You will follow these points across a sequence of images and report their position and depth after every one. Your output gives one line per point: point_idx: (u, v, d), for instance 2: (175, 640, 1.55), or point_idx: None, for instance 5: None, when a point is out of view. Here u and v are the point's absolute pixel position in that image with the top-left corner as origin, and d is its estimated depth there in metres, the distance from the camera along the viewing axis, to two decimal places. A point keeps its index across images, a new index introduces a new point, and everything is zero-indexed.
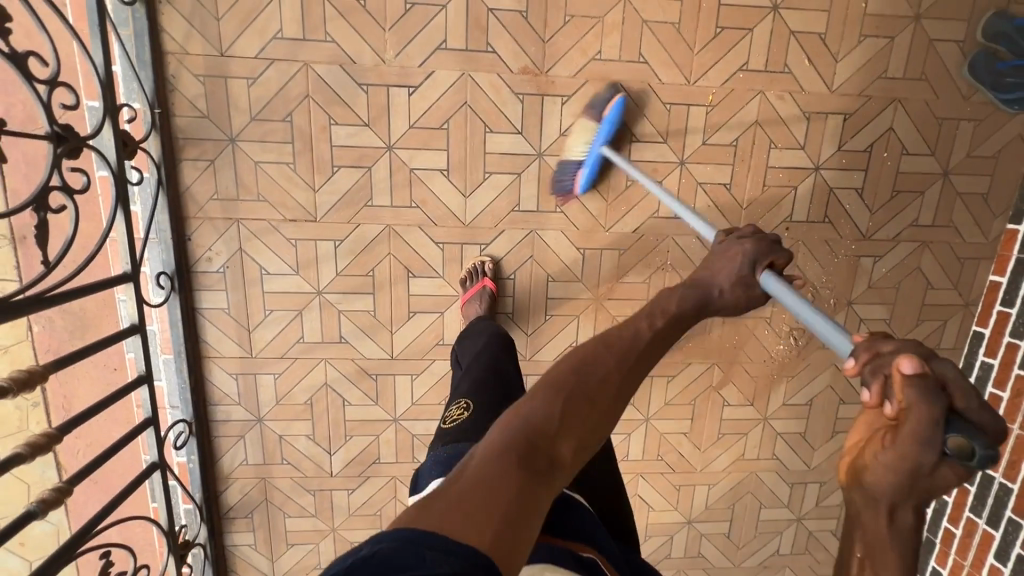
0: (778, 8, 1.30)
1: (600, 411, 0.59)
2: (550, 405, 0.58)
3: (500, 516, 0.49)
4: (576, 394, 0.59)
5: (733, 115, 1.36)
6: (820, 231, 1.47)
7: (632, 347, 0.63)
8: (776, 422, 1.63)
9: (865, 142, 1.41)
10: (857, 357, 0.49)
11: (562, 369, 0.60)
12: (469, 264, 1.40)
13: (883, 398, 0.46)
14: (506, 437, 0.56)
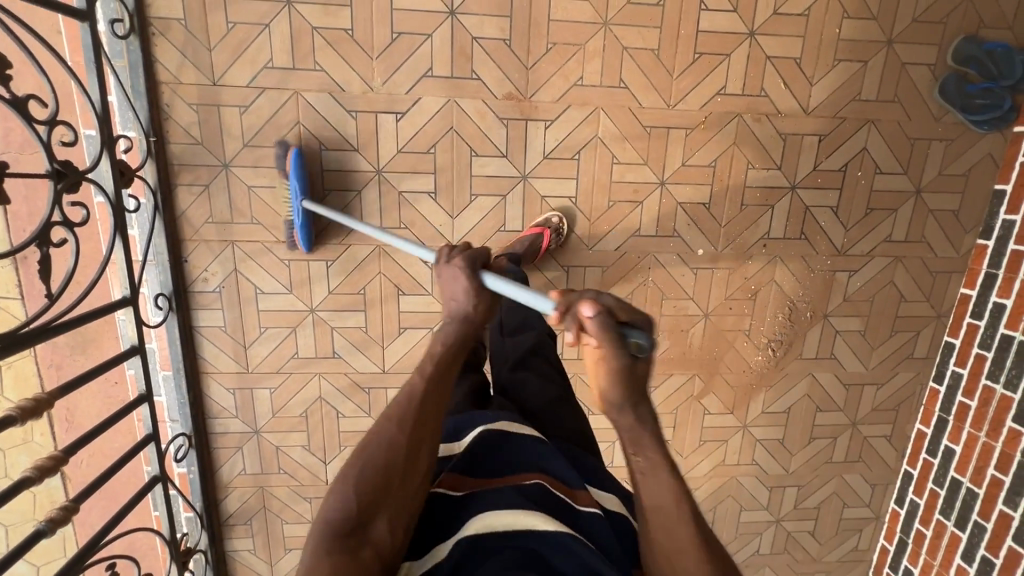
0: (754, 34, 1.34)
1: (395, 473, 0.62)
2: (348, 491, 0.61)
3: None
4: (366, 467, 0.62)
5: (711, 138, 1.40)
6: (796, 247, 1.52)
7: (408, 408, 0.67)
8: (756, 429, 1.70)
9: (840, 162, 1.46)
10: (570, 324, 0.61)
11: (353, 455, 0.64)
12: None
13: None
14: (316, 538, 0.59)
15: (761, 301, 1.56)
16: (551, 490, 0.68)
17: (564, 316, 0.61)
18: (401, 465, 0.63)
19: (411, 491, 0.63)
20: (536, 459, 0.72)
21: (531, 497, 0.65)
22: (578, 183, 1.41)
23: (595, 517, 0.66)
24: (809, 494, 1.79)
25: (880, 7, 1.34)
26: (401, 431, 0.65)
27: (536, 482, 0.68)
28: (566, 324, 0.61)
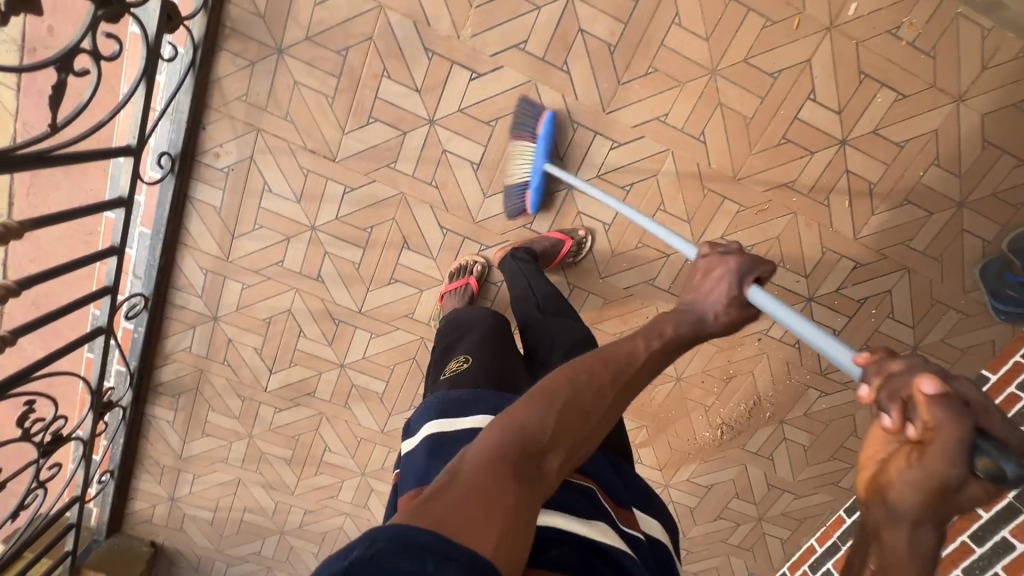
0: (845, 143, 1.30)
1: (591, 425, 0.57)
2: (539, 414, 0.54)
3: (499, 521, 0.45)
4: (567, 406, 0.56)
5: (760, 224, 1.37)
6: (786, 351, 1.56)
7: (626, 366, 0.60)
8: (675, 492, 1.77)
9: (862, 294, 1.47)
10: (868, 382, 0.49)
11: (551, 381, 0.58)
12: (462, 259, 1.40)
13: (904, 422, 0.45)
14: (497, 440, 0.52)
15: (733, 387, 1.59)
16: (602, 500, 0.70)
17: (882, 391, 0.48)
18: (606, 419, 0.58)
19: (586, 440, 0.57)
20: (587, 467, 0.73)
21: (588, 502, 0.65)
22: (618, 213, 1.37)
23: (638, 541, 0.69)
24: (693, 561, 1.89)
25: (969, 167, 1.32)
26: (612, 391, 0.59)
27: (591, 487, 0.69)
28: (883, 403, 0.47)
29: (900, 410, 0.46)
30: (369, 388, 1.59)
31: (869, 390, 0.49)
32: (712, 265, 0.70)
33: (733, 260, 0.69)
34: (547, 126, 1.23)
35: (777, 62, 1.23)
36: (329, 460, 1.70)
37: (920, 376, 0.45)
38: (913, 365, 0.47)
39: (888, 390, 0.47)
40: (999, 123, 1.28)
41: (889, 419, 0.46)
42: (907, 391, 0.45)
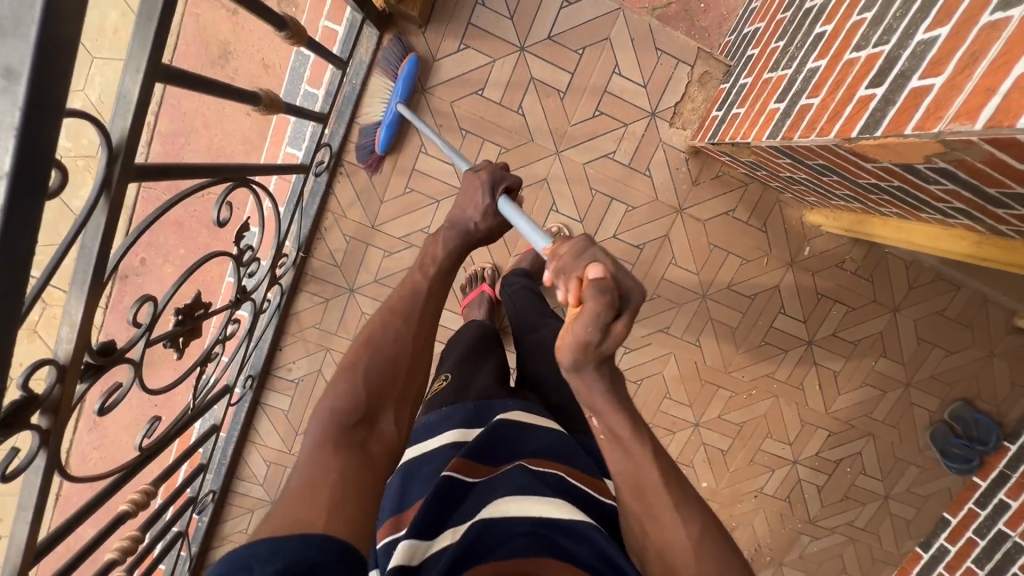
0: (812, 344, 1.61)
1: (400, 372, 0.70)
2: (350, 392, 0.65)
3: (329, 500, 0.53)
4: (370, 372, 0.68)
5: (748, 406, 1.66)
6: (779, 505, 1.77)
7: (411, 306, 0.76)
8: None
9: (838, 455, 1.73)
10: (550, 267, 0.60)
11: (347, 354, 0.70)
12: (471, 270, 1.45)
13: (568, 293, 0.57)
14: (321, 427, 0.62)
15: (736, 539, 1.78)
16: (574, 481, 0.73)
17: (558, 272, 0.58)
18: (409, 354, 0.71)
19: (401, 389, 0.69)
20: (549, 453, 0.77)
21: (543, 485, 0.70)
22: (631, 401, 1.63)
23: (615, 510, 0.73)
24: None
25: (910, 357, 1.64)
26: (408, 327, 0.73)
27: (549, 471, 0.74)
28: (560, 282, 0.58)
29: (571, 281, 0.57)
30: None
31: (550, 275, 0.59)
32: (473, 180, 0.86)
33: (485, 175, 0.86)
34: (410, 66, 1.24)
35: (755, 286, 1.53)
36: None
37: (588, 267, 0.56)
38: (576, 246, 0.58)
39: (552, 263, 0.60)
40: (929, 325, 1.61)
41: (563, 292, 0.58)
42: (579, 273, 0.56)
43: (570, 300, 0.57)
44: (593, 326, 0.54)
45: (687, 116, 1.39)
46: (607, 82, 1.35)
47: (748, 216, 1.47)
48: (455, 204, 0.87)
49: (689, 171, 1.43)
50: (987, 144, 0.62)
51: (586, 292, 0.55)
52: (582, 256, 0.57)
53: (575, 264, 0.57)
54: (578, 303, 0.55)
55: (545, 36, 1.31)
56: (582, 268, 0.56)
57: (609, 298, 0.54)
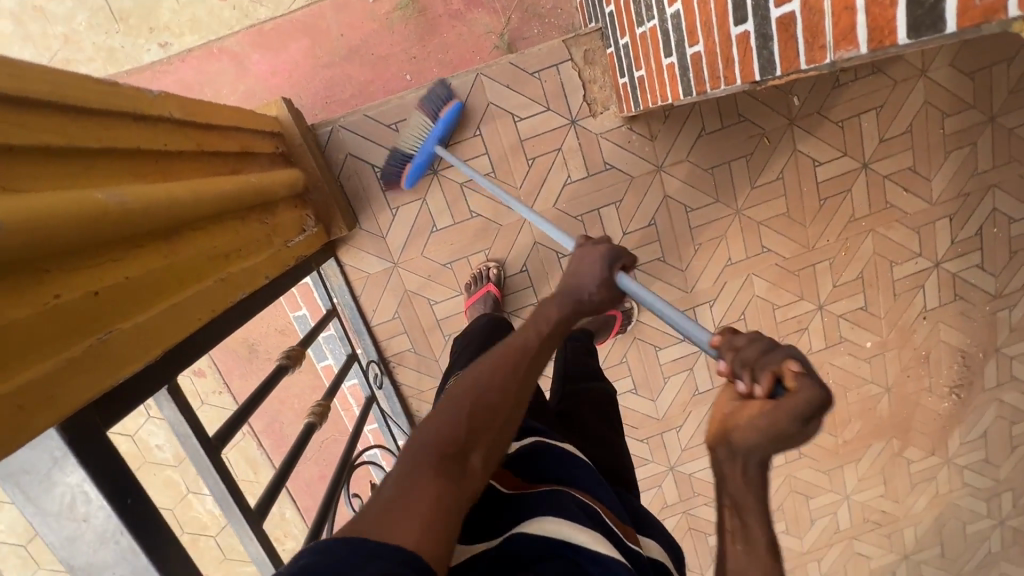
0: (868, 165, 1.48)
1: (501, 415, 0.66)
2: (435, 430, 0.62)
3: (421, 518, 0.52)
4: (473, 404, 0.65)
5: (853, 257, 1.57)
6: (954, 307, 1.66)
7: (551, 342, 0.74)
8: (959, 459, 1.86)
9: (975, 227, 1.58)
10: (724, 358, 0.54)
11: (456, 390, 0.67)
12: (476, 269, 1.44)
13: (754, 384, 0.51)
14: (451, 429, 0.62)
15: (935, 361, 1.71)
16: (605, 514, 0.70)
17: (734, 361, 0.53)
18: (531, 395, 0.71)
19: (494, 433, 0.65)
20: (583, 483, 0.75)
21: (580, 510, 0.67)
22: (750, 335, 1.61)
23: (639, 556, 0.68)
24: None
25: (974, 96, 1.46)
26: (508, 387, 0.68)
27: (588, 502, 0.70)
28: (738, 372, 0.52)
29: (752, 373, 0.51)
30: None
31: (727, 366, 0.54)
32: (592, 251, 0.83)
33: (608, 248, 0.84)
34: (452, 111, 1.24)
35: (776, 166, 1.45)
36: None
37: (788, 356, 0.50)
38: (757, 340, 0.53)
39: (742, 358, 0.52)
40: (968, 57, 1.43)
41: (744, 385, 0.52)
42: (776, 365, 0.50)
43: (757, 393, 0.50)
44: (794, 416, 0.46)
45: (601, 98, 1.35)
46: (517, 134, 1.35)
47: (720, 121, 1.40)
48: (569, 275, 0.84)
49: (641, 134, 1.39)
50: (885, 56, 0.57)
51: (795, 384, 0.48)
52: (774, 351, 0.51)
53: (760, 358, 0.51)
54: (793, 388, 0.48)
55: (443, 145, 1.34)
56: (777, 366, 0.50)
57: (824, 393, 0.46)
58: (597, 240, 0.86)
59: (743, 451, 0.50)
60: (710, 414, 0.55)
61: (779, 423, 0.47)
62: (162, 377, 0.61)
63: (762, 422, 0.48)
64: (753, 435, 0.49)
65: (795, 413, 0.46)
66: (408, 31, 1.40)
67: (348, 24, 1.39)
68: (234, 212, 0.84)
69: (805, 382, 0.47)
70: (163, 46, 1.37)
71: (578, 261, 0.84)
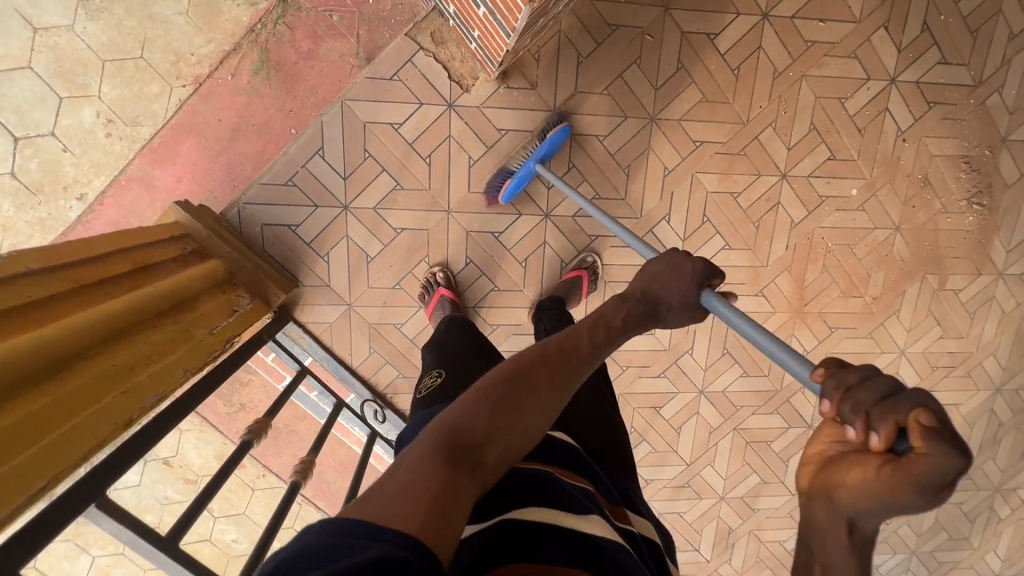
0: (768, 14, 1.37)
1: (533, 409, 0.61)
2: (464, 416, 0.58)
3: (427, 508, 0.49)
4: (496, 400, 0.60)
5: (795, 112, 1.44)
6: (934, 115, 1.49)
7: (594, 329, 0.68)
8: (1014, 268, 1.67)
9: (919, 24, 1.42)
10: (827, 397, 0.45)
11: (493, 379, 0.62)
12: (423, 278, 1.44)
13: (867, 431, 0.42)
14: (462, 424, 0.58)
15: (937, 179, 1.55)
16: (600, 499, 0.69)
17: (843, 405, 0.43)
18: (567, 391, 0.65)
19: (523, 433, 0.60)
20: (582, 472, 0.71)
21: (584, 498, 0.64)
22: (723, 233, 1.51)
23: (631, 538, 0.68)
24: None
25: None
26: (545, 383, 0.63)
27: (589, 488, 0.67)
28: (847, 416, 0.43)
29: (867, 421, 0.42)
30: (753, 488, 1.79)
31: (854, 427, 0.43)
32: (678, 265, 0.70)
33: (695, 265, 0.69)
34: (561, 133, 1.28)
35: (671, 58, 1.36)
36: None
37: (910, 408, 0.39)
38: (873, 381, 0.42)
39: (852, 403, 0.43)
40: None
41: (855, 432, 0.43)
42: (901, 417, 0.40)
43: (873, 445, 0.42)
44: (921, 482, 0.40)
45: (466, 70, 1.33)
46: (404, 139, 1.35)
47: (593, 40, 1.33)
48: (652, 285, 0.71)
49: (522, 86, 1.35)
50: None
51: (919, 448, 0.39)
52: (888, 396, 0.41)
53: (878, 405, 0.41)
54: (917, 450, 0.39)
55: (341, 179, 1.36)
56: (900, 416, 0.40)
57: (954, 461, 0.38)
58: (687, 252, 0.72)
59: (845, 508, 0.47)
60: (811, 453, 0.51)
61: (898, 492, 0.41)
62: (72, 512, 0.65)
63: (870, 487, 0.43)
64: (865, 498, 0.44)
65: (914, 482, 0.39)
66: (274, 89, 1.43)
67: (220, 107, 1.44)
68: (138, 326, 0.90)
69: (937, 447, 0.38)
70: (80, 198, 1.48)
71: (660, 278, 0.71)
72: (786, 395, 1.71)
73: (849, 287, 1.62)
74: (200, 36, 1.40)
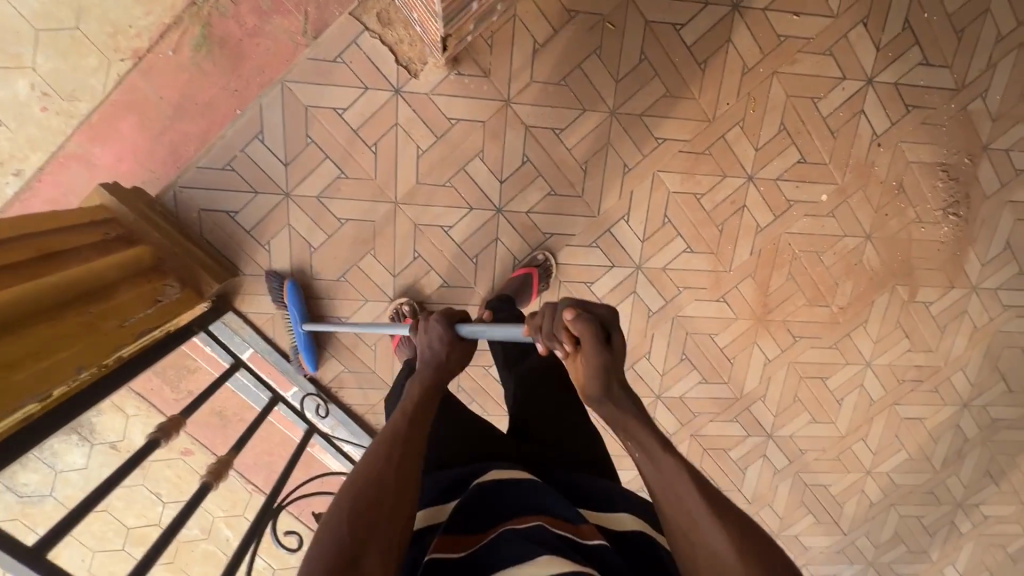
0: (737, 5, 1.30)
1: (395, 483, 0.57)
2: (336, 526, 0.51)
3: None
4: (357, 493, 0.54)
5: (765, 111, 1.37)
6: (912, 120, 1.42)
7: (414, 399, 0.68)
8: (989, 282, 1.61)
9: (899, 23, 1.35)
10: (537, 343, 0.68)
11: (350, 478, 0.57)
12: (371, 272, 1.40)
13: (559, 343, 0.64)
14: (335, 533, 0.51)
15: (913, 187, 1.48)
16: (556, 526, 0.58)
17: (544, 336, 0.66)
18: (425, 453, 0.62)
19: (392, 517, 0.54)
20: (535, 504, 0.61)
21: (535, 543, 0.54)
22: (684, 235, 1.45)
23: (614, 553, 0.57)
24: None
25: None
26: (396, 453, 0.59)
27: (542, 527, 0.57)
28: (548, 340, 0.65)
29: (553, 338, 0.64)
30: (709, 494, 1.76)
31: (563, 348, 0.64)
32: (425, 327, 0.78)
33: (436, 318, 0.77)
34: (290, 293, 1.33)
35: (633, 48, 1.29)
36: None
37: (564, 309, 0.64)
38: (546, 309, 0.66)
39: (546, 334, 0.65)
40: None
41: (558, 347, 0.65)
42: (562, 320, 0.63)
43: (566, 346, 0.64)
44: (599, 347, 0.61)
45: (414, 55, 1.27)
46: (347, 125, 1.30)
47: (550, 26, 1.27)
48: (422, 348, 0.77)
49: (473, 74, 1.29)
50: None
51: (576, 329, 0.61)
52: (559, 309, 0.65)
53: (553, 329, 0.64)
54: (582, 336, 0.61)
55: (282, 165, 1.32)
56: (563, 321, 0.63)
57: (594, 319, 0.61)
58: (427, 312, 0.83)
59: (597, 402, 0.63)
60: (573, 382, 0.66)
61: (593, 362, 0.61)
62: None
63: (584, 371, 0.62)
64: (592, 382, 0.61)
65: (595, 349, 0.61)
66: (217, 67, 1.35)
67: (161, 85, 1.36)
68: (37, 315, 0.88)
69: (582, 322, 0.61)
70: (17, 174, 1.41)
71: (422, 337, 0.78)
72: (746, 403, 1.67)
73: (816, 295, 1.57)
74: (139, 7, 1.33)
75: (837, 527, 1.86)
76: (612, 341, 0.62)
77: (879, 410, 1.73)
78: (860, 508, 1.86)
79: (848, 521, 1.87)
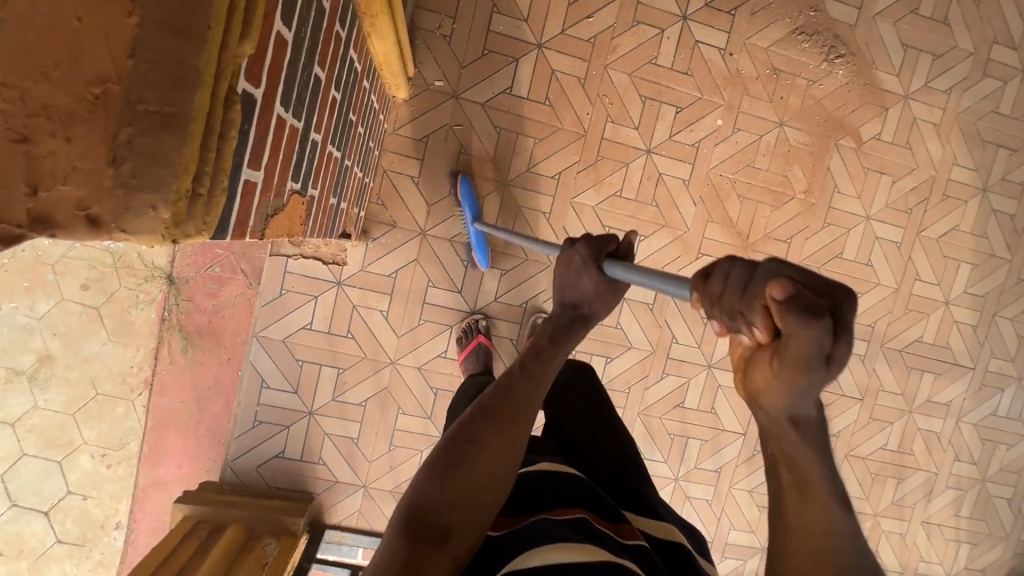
0: (541, 44, 1.44)
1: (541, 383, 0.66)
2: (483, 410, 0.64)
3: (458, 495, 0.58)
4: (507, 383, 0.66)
5: (621, 96, 1.49)
6: (742, 18, 1.51)
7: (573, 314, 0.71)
8: (915, 84, 1.61)
9: None
10: (713, 320, 0.48)
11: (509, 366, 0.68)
12: (410, 426, 1.54)
13: (756, 332, 0.45)
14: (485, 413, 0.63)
15: (786, 62, 1.54)
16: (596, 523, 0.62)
17: (726, 318, 0.46)
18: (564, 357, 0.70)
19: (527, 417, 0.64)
20: (578, 499, 0.66)
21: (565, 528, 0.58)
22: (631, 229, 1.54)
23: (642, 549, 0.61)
24: (1000, 37, 1.64)
25: None
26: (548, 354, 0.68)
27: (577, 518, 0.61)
28: (734, 325, 0.46)
29: (747, 321, 0.45)
30: None
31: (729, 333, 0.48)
32: (575, 263, 0.69)
33: (582, 248, 0.68)
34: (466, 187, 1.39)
35: (487, 129, 1.45)
36: (896, 441, 1.78)
37: (764, 289, 0.42)
38: (732, 276, 0.46)
39: (729, 313, 0.46)
40: None
41: (747, 334, 0.46)
42: (761, 300, 0.43)
43: (759, 337, 0.45)
44: (803, 362, 0.44)
45: (334, 249, 1.46)
46: (321, 331, 1.49)
47: (416, 158, 1.44)
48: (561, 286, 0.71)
49: (386, 232, 1.46)
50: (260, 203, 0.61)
51: (781, 324, 0.42)
52: (749, 289, 0.44)
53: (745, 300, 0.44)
54: (784, 334, 0.43)
55: (293, 394, 1.51)
56: (761, 298, 0.43)
57: (818, 325, 0.41)
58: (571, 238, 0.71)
59: (777, 411, 0.49)
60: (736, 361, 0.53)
61: (802, 378, 0.45)
62: None
63: (777, 380, 0.46)
64: (781, 397, 0.47)
65: (797, 362, 0.44)
66: (206, 351, 1.50)
67: (176, 392, 1.51)
68: None
69: (795, 317, 0.41)
70: (118, 526, 1.55)
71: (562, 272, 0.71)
72: None
73: (776, 196, 1.60)
74: (129, 348, 1.50)
75: (958, 367, 1.78)
76: (837, 342, 0.43)
77: (910, 246, 1.69)
78: (968, 338, 1.77)
79: (966, 356, 1.78)
